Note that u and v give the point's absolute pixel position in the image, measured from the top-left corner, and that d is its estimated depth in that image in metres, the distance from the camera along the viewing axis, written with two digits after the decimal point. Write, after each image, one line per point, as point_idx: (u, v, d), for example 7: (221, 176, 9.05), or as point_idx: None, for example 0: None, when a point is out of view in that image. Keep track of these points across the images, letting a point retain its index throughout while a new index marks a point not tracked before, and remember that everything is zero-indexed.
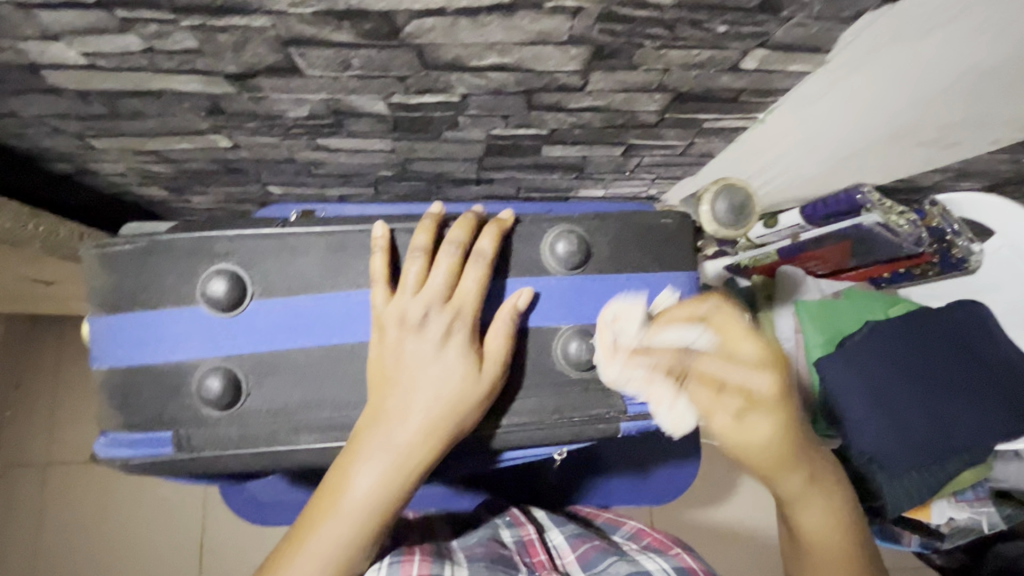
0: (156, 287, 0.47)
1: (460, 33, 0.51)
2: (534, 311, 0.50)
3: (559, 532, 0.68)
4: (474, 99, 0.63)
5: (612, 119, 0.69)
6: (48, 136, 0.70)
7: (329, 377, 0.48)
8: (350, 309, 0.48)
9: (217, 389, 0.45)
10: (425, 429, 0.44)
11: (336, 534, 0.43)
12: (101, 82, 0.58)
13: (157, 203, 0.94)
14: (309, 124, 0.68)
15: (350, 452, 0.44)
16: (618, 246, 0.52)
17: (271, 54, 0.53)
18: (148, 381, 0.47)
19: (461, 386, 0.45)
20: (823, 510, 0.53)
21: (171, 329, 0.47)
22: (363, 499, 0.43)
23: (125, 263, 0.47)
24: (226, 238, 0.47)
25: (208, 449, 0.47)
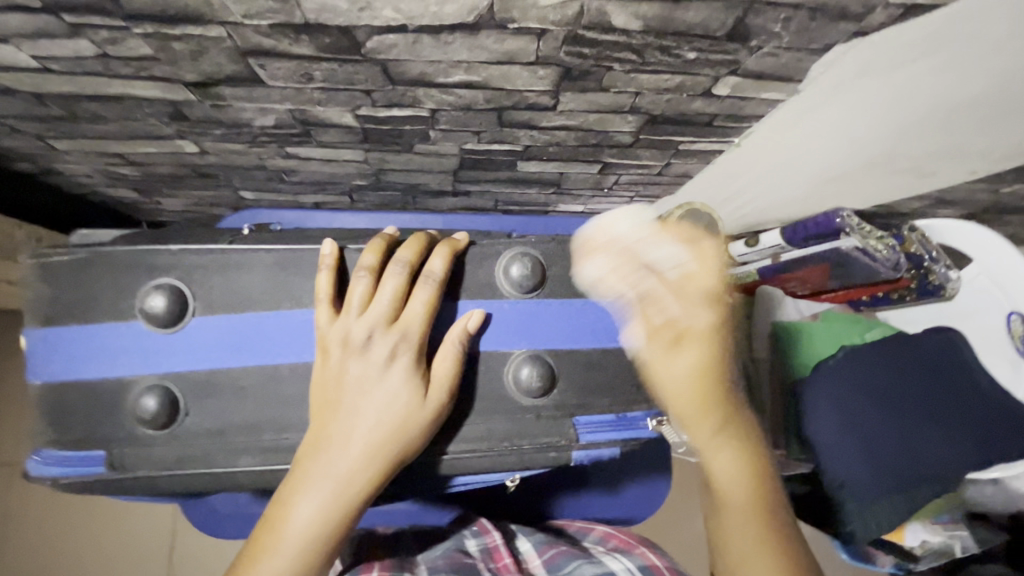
0: (94, 299, 0.45)
1: (423, 50, 0.50)
2: (485, 335, 0.49)
3: (526, 540, 0.67)
4: (444, 114, 0.62)
5: (586, 138, 0.68)
6: (7, 136, 0.68)
7: (272, 396, 0.46)
8: (296, 328, 0.46)
9: (152, 409, 0.44)
10: (368, 456, 0.42)
11: (273, 574, 0.41)
12: (56, 85, 0.56)
13: (127, 204, 0.92)
14: (277, 133, 0.67)
15: (291, 484, 0.42)
16: (575, 271, 0.51)
17: (230, 64, 0.52)
18: (81, 397, 0.45)
19: (405, 411, 0.44)
20: (735, 466, 0.48)
21: (107, 342, 0.45)
22: (301, 532, 0.41)
23: (63, 274, 0.45)
24: (170, 252, 0.46)
25: (141, 469, 0.45)
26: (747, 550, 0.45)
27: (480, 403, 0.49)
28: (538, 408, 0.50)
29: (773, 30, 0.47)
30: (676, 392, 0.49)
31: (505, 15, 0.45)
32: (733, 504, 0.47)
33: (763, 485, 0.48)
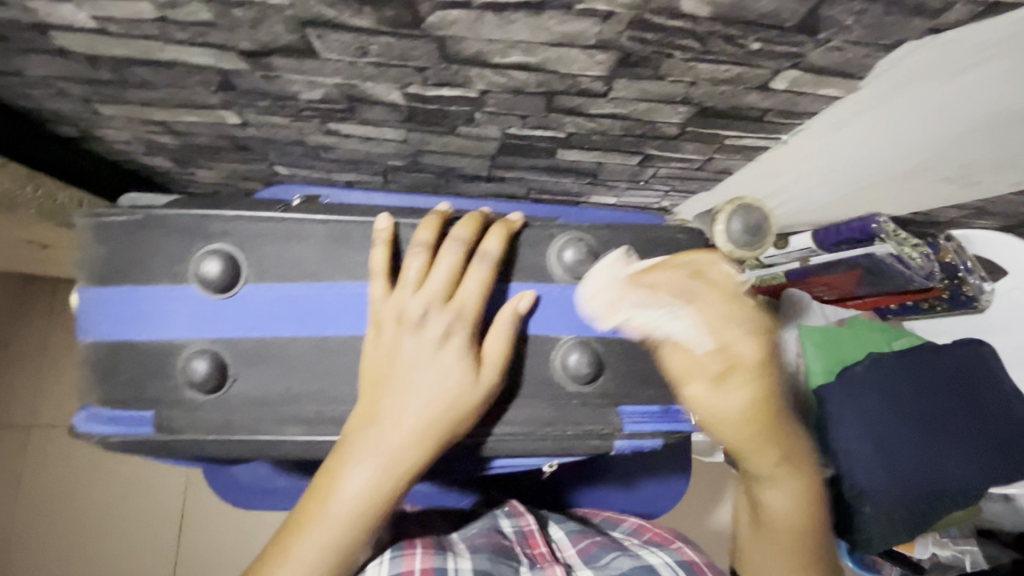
0: (148, 263, 0.46)
1: (484, 28, 0.49)
2: (534, 318, 0.49)
3: (558, 528, 0.67)
4: (493, 96, 0.61)
5: (631, 128, 0.68)
6: (53, 98, 0.68)
7: (319, 367, 0.46)
8: (347, 301, 0.47)
9: (202, 372, 0.45)
10: (417, 434, 0.43)
11: (324, 538, 0.42)
12: (110, 48, 0.56)
13: (161, 173, 0.92)
14: (322, 108, 0.66)
15: (339, 455, 0.43)
16: (626, 259, 0.51)
17: (287, 34, 0.51)
18: (132, 358, 0.46)
19: (457, 391, 0.44)
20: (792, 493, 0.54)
21: (160, 305, 0.45)
22: (348, 504, 0.42)
23: (120, 236, 0.46)
24: (223, 219, 0.46)
25: (186, 432, 0.46)
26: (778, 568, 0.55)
27: (526, 386, 0.49)
28: (582, 395, 0.50)
29: (843, 23, 0.46)
30: (740, 426, 0.49)
31: None
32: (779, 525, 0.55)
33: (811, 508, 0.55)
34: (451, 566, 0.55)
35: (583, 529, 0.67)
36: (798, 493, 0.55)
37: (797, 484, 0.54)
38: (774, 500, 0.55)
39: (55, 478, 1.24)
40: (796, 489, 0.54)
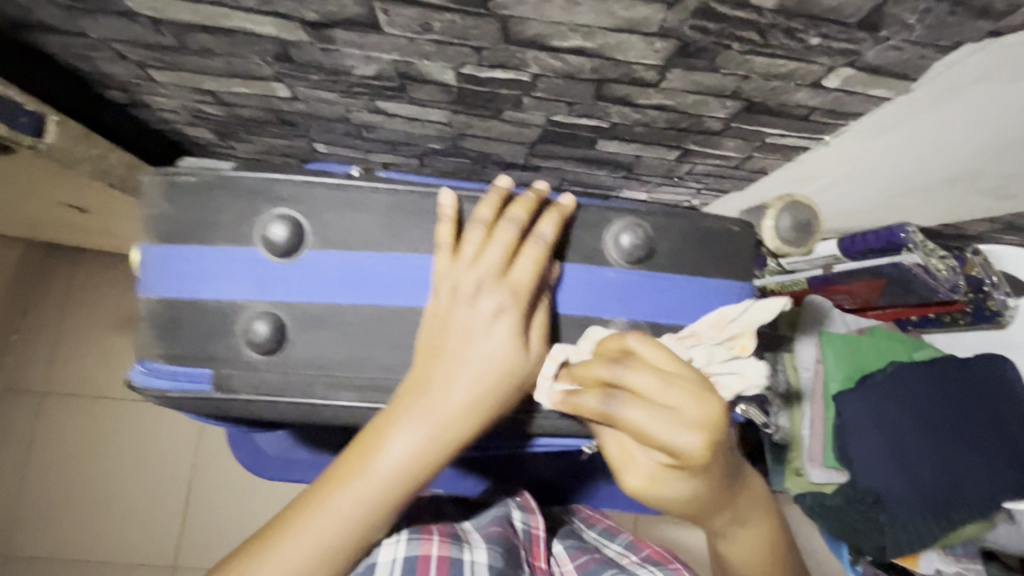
0: (214, 221, 0.46)
1: (549, 10, 0.50)
2: (587, 299, 0.50)
3: (558, 542, 0.70)
4: (545, 81, 0.63)
5: (676, 121, 0.69)
6: (110, 62, 0.69)
7: (372, 334, 0.47)
8: (405, 271, 0.47)
9: (263, 333, 0.46)
10: (466, 407, 0.43)
11: (360, 495, 0.43)
12: (177, 13, 0.57)
13: (201, 144, 0.94)
14: (373, 85, 0.68)
15: (386, 419, 0.43)
16: (680, 247, 0.50)
17: (355, 7, 0.53)
18: (192, 316, 0.47)
19: (507, 368, 0.44)
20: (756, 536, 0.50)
21: (223, 265, 0.46)
22: (392, 470, 0.43)
23: (190, 195, 0.47)
24: (290, 184, 0.46)
25: (244, 391, 0.47)
26: None
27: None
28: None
29: (906, 22, 0.47)
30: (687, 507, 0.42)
31: None
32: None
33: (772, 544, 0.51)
34: (465, 559, 0.57)
35: (584, 546, 0.69)
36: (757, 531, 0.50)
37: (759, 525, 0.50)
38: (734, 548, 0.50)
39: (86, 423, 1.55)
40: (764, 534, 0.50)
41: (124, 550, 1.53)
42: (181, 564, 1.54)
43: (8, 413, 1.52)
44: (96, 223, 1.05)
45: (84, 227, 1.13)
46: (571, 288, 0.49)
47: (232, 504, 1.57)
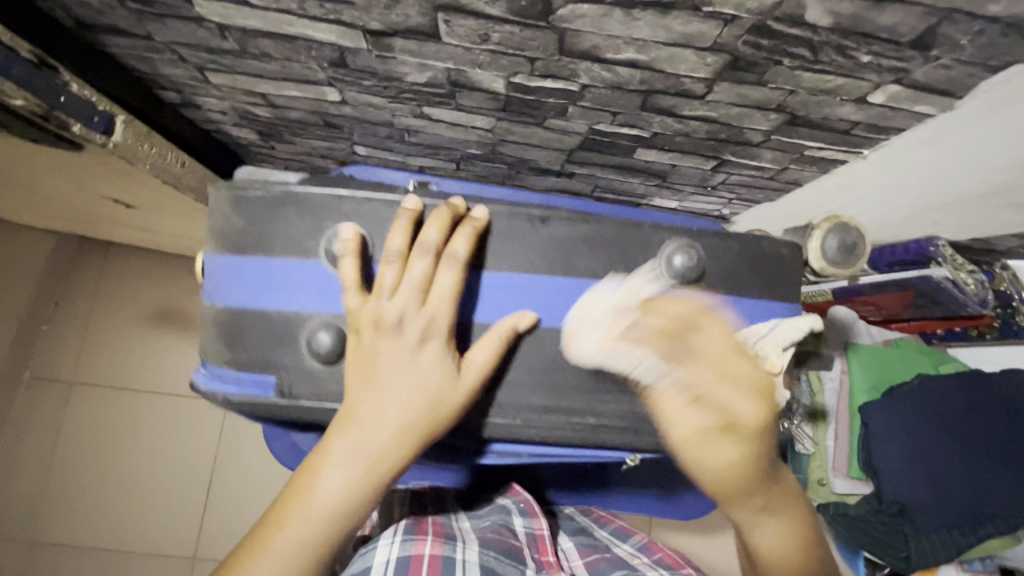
0: (280, 233, 0.49)
1: (608, 24, 0.52)
2: None
3: (568, 538, 0.75)
4: (593, 91, 0.64)
5: (717, 132, 0.70)
6: (170, 64, 0.72)
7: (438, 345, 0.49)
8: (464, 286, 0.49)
9: (325, 343, 0.47)
10: (393, 438, 0.45)
11: (297, 537, 0.43)
12: (244, 19, 0.60)
13: (243, 144, 0.96)
14: (423, 91, 0.70)
15: (317, 456, 0.45)
16: (732, 270, 0.52)
17: (418, 17, 0.55)
18: (259, 323, 0.49)
19: (436, 401, 0.45)
20: (785, 534, 0.50)
21: (291, 277, 0.49)
22: (327, 503, 0.44)
23: (259, 205, 0.49)
24: (356, 199, 0.49)
25: (307, 398, 0.49)
26: None
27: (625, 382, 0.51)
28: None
29: (957, 42, 0.48)
30: (731, 485, 0.47)
31: None
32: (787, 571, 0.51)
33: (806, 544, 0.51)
34: (457, 557, 0.59)
35: (595, 544, 0.73)
36: (786, 525, 0.51)
37: (786, 518, 0.50)
38: (763, 539, 0.50)
39: (110, 413, 1.63)
40: (792, 523, 0.51)
41: (147, 536, 1.59)
42: (201, 554, 1.59)
43: (44, 400, 1.61)
44: (136, 218, 1.08)
45: (124, 222, 1.17)
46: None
47: (252, 496, 1.62)
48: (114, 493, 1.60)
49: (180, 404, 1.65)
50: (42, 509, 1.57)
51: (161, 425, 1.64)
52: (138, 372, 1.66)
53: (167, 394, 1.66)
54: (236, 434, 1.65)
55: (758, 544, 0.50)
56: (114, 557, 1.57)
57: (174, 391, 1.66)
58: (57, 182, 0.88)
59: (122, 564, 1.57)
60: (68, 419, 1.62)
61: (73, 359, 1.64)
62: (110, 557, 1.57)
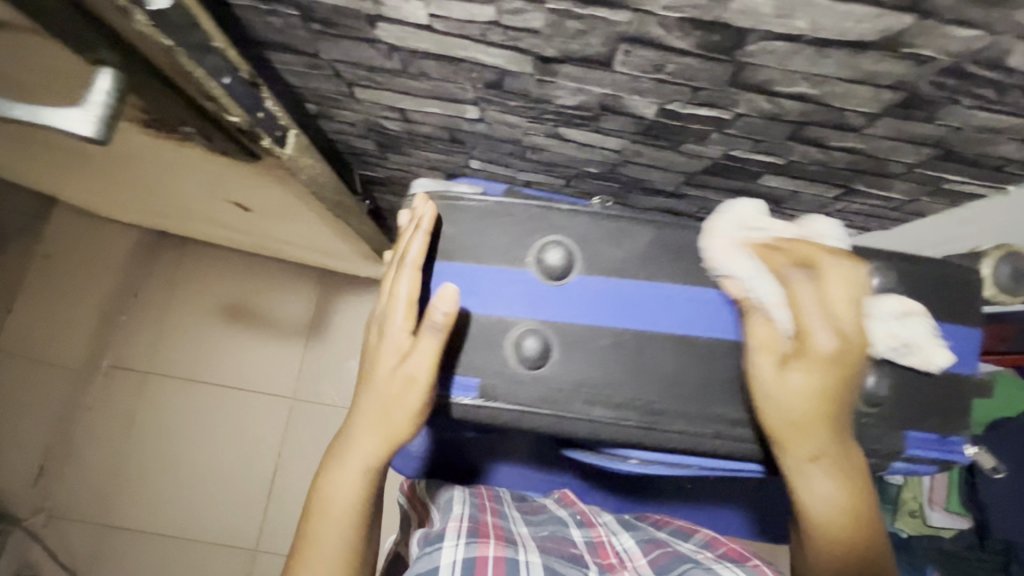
0: (501, 247, 0.61)
1: (794, 60, 0.53)
2: None
3: (628, 537, 0.74)
4: (746, 120, 0.65)
5: (858, 163, 0.70)
6: (323, 79, 0.75)
7: (640, 355, 0.61)
8: (667, 298, 0.61)
9: (533, 346, 0.60)
10: (382, 437, 0.59)
11: (322, 529, 0.58)
12: (418, 42, 0.62)
13: (359, 153, 0.99)
14: (568, 113, 0.71)
15: (330, 459, 0.61)
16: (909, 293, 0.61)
17: (599, 46, 0.56)
18: (470, 325, 0.61)
19: (407, 393, 0.58)
20: (842, 491, 0.54)
21: (500, 284, 0.61)
22: (345, 503, 0.59)
23: (482, 217, 0.62)
24: (563, 215, 0.61)
25: (505, 397, 0.61)
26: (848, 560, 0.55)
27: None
28: (865, 414, 0.60)
29: None
30: (792, 415, 0.53)
31: (908, 40, 0.48)
32: (840, 540, 0.54)
33: (863, 508, 0.55)
34: (519, 558, 0.60)
35: (655, 539, 0.74)
36: (846, 488, 0.54)
37: (846, 481, 0.54)
38: (818, 498, 0.54)
39: (180, 405, 1.68)
40: (850, 493, 0.54)
41: (212, 525, 1.63)
42: (263, 547, 1.62)
43: (119, 387, 1.68)
44: (243, 218, 1.12)
45: (225, 222, 1.22)
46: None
47: None
48: (181, 481, 1.65)
49: (247, 398, 1.69)
50: (117, 493, 1.63)
51: (227, 418, 1.68)
52: (207, 365, 1.70)
53: (235, 388, 1.70)
54: (300, 430, 1.68)
55: (811, 503, 0.55)
56: (181, 543, 1.62)
57: (241, 385, 1.70)
58: (191, 184, 0.92)
59: (189, 551, 1.62)
60: (142, 406, 1.67)
61: (150, 350, 1.70)
62: (178, 545, 1.62)
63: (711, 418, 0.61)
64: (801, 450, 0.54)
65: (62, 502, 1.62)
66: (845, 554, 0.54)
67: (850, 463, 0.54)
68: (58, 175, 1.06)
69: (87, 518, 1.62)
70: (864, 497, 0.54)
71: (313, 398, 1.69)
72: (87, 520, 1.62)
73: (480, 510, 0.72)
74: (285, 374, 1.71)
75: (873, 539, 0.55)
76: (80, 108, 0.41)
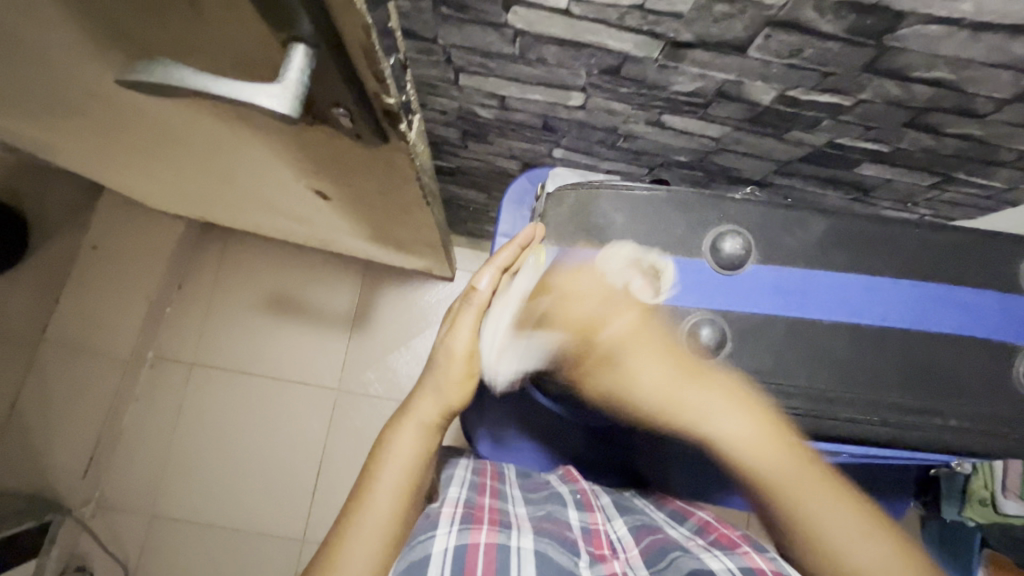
0: (672, 234, 0.61)
1: (943, 44, 0.54)
2: (999, 326, 0.60)
3: (621, 524, 0.75)
4: (866, 107, 0.66)
5: (968, 150, 0.71)
6: (431, 66, 0.75)
7: (813, 336, 0.59)
8: (838, 286, 0.59)
9: (709, 336, 0.58)
10: (438, 403, 0.66)
11: (387, 481, 0.62)
12: (548, 27, 0.63)
13: (438, 141, 1.00)
14: (679, 99, 0.72)
15: (391, 425, 0.67)
16: None
17: (740, 31, 0.57)
18: None
19: (455, 365, 0.66)
20: (739, 425, 0.57)
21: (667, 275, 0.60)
22: (401, 458, 0.64)
23: (650, 209, 0.62)
24: (736, 204, 0.61)
25: None
26: (821, 510, 0.55)
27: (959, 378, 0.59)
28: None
29: None
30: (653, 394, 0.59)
31: None
32: (771, 469, 0.56)
33: (786, 438, 0.57)
34: (511, 544, 0.61)
35: (648, 525, 0.74)
36: (744, 416, 0.57)
37: (738, 407, 0.57)
38: (727, 430, 0.57)
39: (221, 395, 1.64)
40: (756, 423, 0.57)
41: (258, 516, 1.58)
42: (310, 537, 1.56)
43: (164, 379, 1.64)
44: (312, 206, 1.11)
45: (287, 211, 1.20)
46: (981, 317, 0.60)
47: None
48: (225, 472, 1.60)
49: (290, 389, 1.64)
50: (164, 483, 1.59)
51: (271, 409, 1.63)
52: (249, 356, 1.66)
53: (277, 378, 1.65)
54: (346, 418, 1.62)
55: (723, 437, 0.58)
56: (229, 534, 1.57)
57: (285, 376, 1.65)
58: (275, 171, 0.91)
59: (236, 543, 1.57)
60: (185, 399, 1.63)
61: (193, 342, 1.66)
62: (226, 537, 1.57)
63: (874, 399, 0.59)
64: (690, 404, 0.58)
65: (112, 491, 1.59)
66: (798, 493, 0.56)
67: (737, 394, 0.58)
68: (131, 156, 1.03)
69: (135, 510, 1.58)
70: (763, 414, 0.58)
71: (356, 389, 1.64)
72: (133, 512, 1.58)
73: (479, 493, 0.75)
74: (328, 365, 1.65)
75: (797, 459, 0.56)
76: (278, 85, 0.42)
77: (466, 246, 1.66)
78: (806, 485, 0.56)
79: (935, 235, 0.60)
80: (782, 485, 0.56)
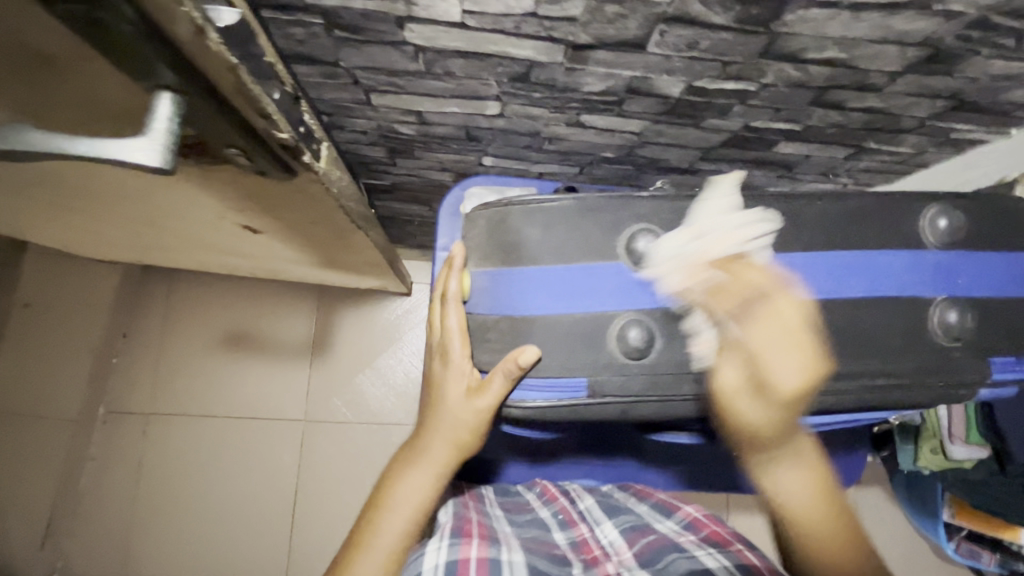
0: (589, 241, 0.60)
1: (830, 26, 0.55)
2: (912, 282, 0.61)
3: (611, 526, 0.74)
4: (771, 90, 0.67)
5: (875, 122, 0.73)
6: (340, 88, 0.73)
7: None
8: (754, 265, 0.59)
9: (638, 337, 0.58)
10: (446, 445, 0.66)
11: (387, 528, 0.64)
12: (448, 41, 0.62)
13: (365, 160, 0.97)
14: (593, 99, 0.72)
15: (393, 476, 0.67)
16: (980, 227, 0.63)
17: (637, 29, 0.57)
18: (544, 330, 0.60)
19: (467, 415, 0.65)
20: (804, 483, 0.60)
21: (590, 282, 0.60)
22: (408, 503, 0.65)
23: (562, 216, 0.60)
24: (644, 202, 0.60)
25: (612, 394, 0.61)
26: (836, 542, 0.60)
27: (884, 345, 0.61)
28: (949, 347, 0.62)
29: None
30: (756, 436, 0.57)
31: None
32: (814, 520, 0.60)
33: (827, 494, 0.60)
34: (503, 558, 0.61)
35: (639, 526, 0.73)
36: (809, 474, 0.60)
37: (807, 467, 0.60)
38: (789, 485, 0.60)
39: (181, 442, 1.57)
40: (813, 483, 0.60)
41: (236, 562, 1.52)
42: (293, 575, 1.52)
43: (119, 434, 1.56)
44: (243, 239, 1.06)
45: (219, 246, 1.16)
46: (896, 274, 0.61)
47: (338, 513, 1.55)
48: (195, 520, 1.54)
49: (254, 426, 1.59)
50: (133, 541, 1.52)
51: (236, 449, 1.57)
52: (205, 398, 1.59)
53: (238, 417, 1.59)
54: (316, 449, 1.58)
55: (785, 494, 0.60)
56: None
57: (248, 414, 1.59)
58: (195, 210, 0.87)
59: None
60: (143, 450, 1.56)
61: (145, 390, 1.59)
62: None
63: None
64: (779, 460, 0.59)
65: (76, 557, 1.51)
66: (827, 536, 0.60)
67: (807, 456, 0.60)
68: (43, 212, 0.97)
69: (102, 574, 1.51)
70: (821, 475, 0.61)
71: (323, 417, 1.60)
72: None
73: (465, 509, 0.75)
74: (291, 396, 1.60)
75: (833, 508, 0.60)
76: (145, 137, 0.40)
77: (419, 259, 1.64)
78: (829, 540, 0.59)
79: (853, 210, 0.61)
80: (805, 532, 0.60)
